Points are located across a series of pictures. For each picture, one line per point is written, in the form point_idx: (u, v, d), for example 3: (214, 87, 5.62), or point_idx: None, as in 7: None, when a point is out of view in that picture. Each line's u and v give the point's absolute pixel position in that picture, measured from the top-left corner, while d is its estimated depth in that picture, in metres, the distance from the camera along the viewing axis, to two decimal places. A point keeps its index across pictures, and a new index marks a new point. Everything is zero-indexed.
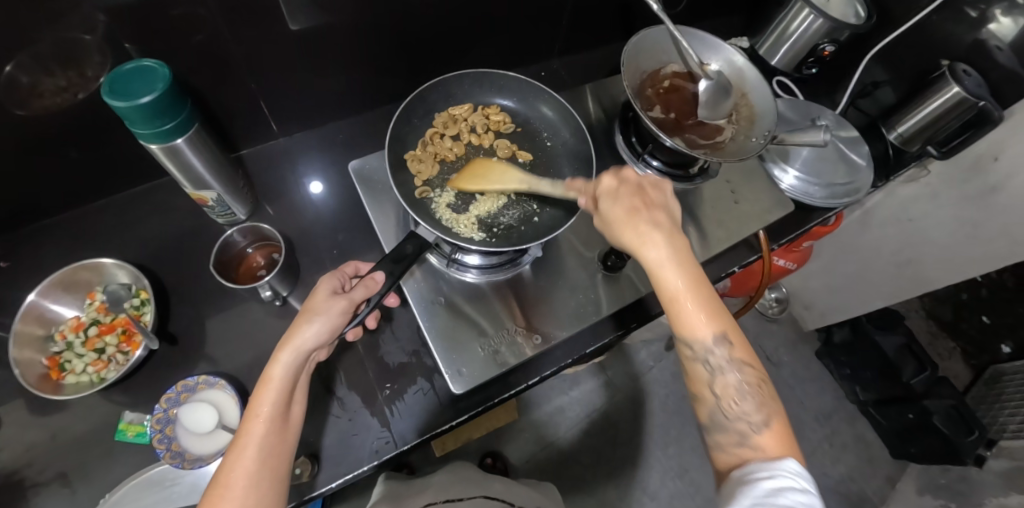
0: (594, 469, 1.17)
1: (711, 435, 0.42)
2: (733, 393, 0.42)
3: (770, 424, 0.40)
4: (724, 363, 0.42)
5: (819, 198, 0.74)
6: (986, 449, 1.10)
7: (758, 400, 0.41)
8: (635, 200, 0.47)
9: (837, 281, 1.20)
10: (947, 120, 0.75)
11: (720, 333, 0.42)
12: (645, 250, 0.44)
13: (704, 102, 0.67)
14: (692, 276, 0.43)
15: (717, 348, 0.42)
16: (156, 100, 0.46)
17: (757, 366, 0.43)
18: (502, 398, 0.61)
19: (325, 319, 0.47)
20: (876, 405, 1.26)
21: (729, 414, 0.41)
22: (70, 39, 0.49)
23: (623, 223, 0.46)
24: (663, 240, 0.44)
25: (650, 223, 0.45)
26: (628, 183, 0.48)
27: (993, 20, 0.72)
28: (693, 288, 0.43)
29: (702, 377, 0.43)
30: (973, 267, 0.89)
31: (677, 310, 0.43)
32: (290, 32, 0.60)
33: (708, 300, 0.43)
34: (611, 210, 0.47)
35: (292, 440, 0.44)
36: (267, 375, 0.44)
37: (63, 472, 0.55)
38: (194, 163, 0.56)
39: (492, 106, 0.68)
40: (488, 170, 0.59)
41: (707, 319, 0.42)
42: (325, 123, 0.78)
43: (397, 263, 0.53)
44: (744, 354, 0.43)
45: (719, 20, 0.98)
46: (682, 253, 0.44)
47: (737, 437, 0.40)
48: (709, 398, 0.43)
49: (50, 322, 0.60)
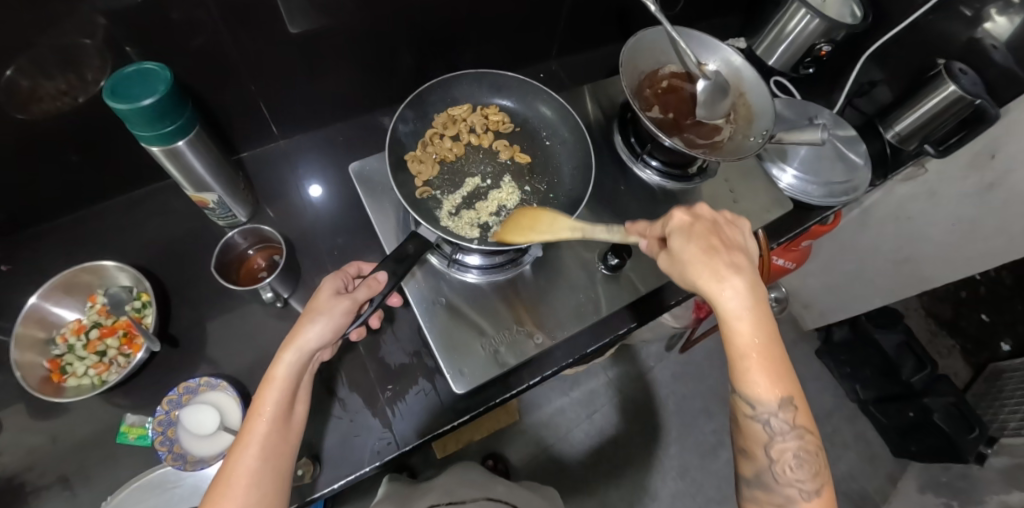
0: (595, 469, 1.17)
1: (750, 489, 0.42)
2: (787, 458, 0.41)
3: (821, 493, 0.40)
4: (784, 427, 0.41)
5: (817, 197, 0.74)
6: (987, 447, 1.10)
7: (812, 469, 0.41)
8: (711, 240, 0.43)
9: (836, 279, 1.20)
10: (943, 118, 0.76)
11: (786, 398, 0.40)
12: (723, 297, 0.41)
13: (702, 101, 0.66)
14: (770, 332, 0.40)
15: (781, 412, 0.40)
16: (157, 102, 0.46)
17: (816, 433, 0.42)
18: (503, 399, 0.61)
19: (328, 319, 0.47)
20: (877, 404, 1.27)
21: (780, 477, 0.41)
22: (72, 43, 0.50)
23: (702, 266, 0.42)
24: (745, 291, 0.41)
25: (731, 269, 0.41)
26: (702, 221, 0.45)
27: (988, 20, 0.71)
28: (768, 348, 0.40)
29: (758, 437, 0.41)
30: (970, 265, 0.90)
31: (746, 366, 0.40)
32: (290, 35, 0.60)
33: (780, 361, 0.41)
34: (685, 251, 0.43)
35: (294, 439, 0.44)
36: (271, 374, 0.44)
37: (64, 475, 0.55)
38: (195, 165, 0.56)
39: (490, 106, 0.68)
40: (534, 220, 0.55)
41: (775, 383, 0.40)
42: (323, 126, 0.78)
43: (399, 262, 0.53)
44: (806, 421, 0.41)
45: (715, 20, 0.98)
46: (762, 306, 0.41)
47: (783, 499, 0.40)
48: (760, 457, 0.42)
49: (51, 324, 0.60)
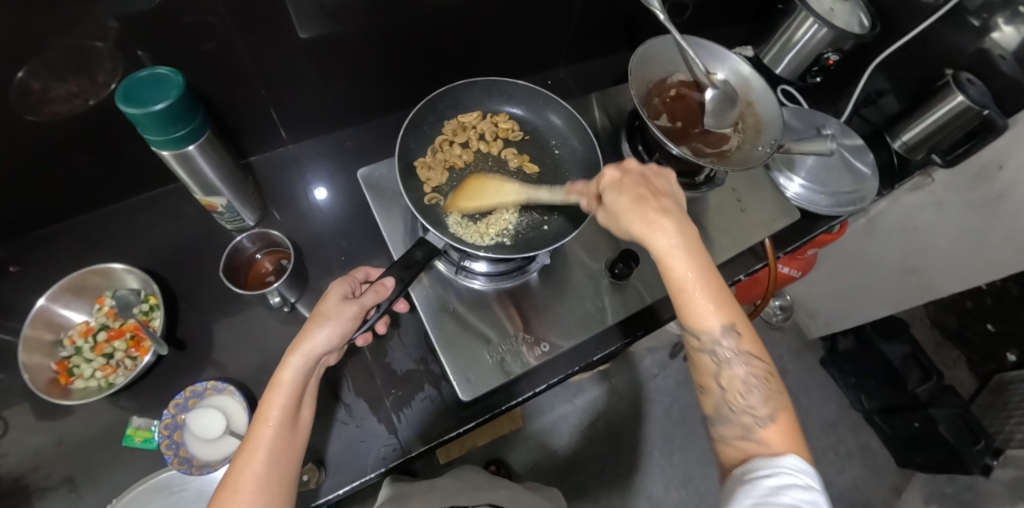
0: (597, 476, 1.17)
1: (715, 426, 0.43)
2: (738, 385, 0.42)
3: (776, 417, 0.40)
4: (730, 356, 0.42)
5: (824, 206, 0.74)
6: (993, 458, 1.10)
7: (765, 394, 0.42)
8: (640, 190, 0.46)
9: (842, 289, 1.19)
10: (951, 128, 0.76)
11: (728, 326, 0.42)
12: (654, 239, 0.43)
13: (710, 110, 0.66)
14: (704, 267, 0.43)
15: (726, 339, 0.42)
16: (169, 107, 0.47)
17: (765, 359, 0.43)
18: (508, 406, 0.61)
19: (335, 325, 0.47)
20: (881, 414, 1.26)
21: (735, 406, 0.42)
22: (83, 46, 0.50)
23: (632, 213, 0.44)
24: (675, 230, 0.43)
25: (659, 214, 0.44)
26: (631, 174, 0.47)
27: (996, 29, 0.71)
28: (700, 283, 0.42)
29: (709, 369, 0.43)
30: (977, 275, 0.89)
31: (685, 299, 0.43)
32: (300, 40, 0.61)
33: (718, 291, 0.43)
34: (618, 202, 0.46)
35: (301, 443, 0.44)
36: (278, 378, 0.45)
37: (70, 477, 0.55)
38: (205, 169, 0.56)
39: (501, 114, 0.68)
40: (482, 187, 0.61)
41: (718, 313, 0.42)
42: (332, 131, 0.78)
43: (407, 269, 0.52)
44: (752, 348, 0.43)
45: (723, 29, 0.98)
46: (695, 245, 0.43)
47: (742, 430, 0.40)
48: (714, 389, 0.43)
49: (59, 326, 0.60)
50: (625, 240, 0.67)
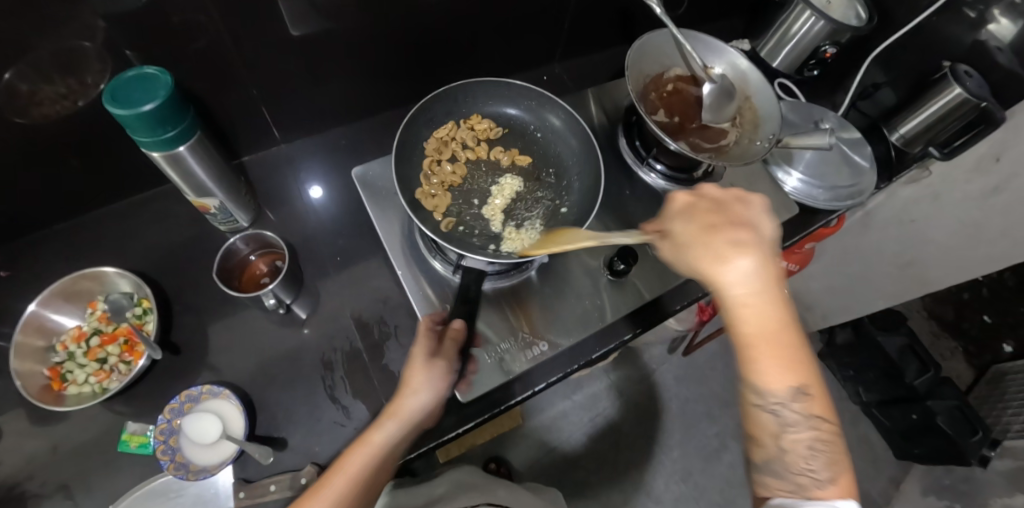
0: (597, 472, 1.17)
1: (760, 475, 0.41)
2: (801, 447, 0.39)
3: (838, 485, 0.38)
4: (796, 416, 0.40)
5: (823, 200, 0.74)
6: (990, 449, 1.11)
7: (826, 458, 0.39)
8: (713, 221, 0.43)
9: (839, 283, 1.19)
10: (949, 120, 0.75)
11: (799, 386, 0.39)
12: (723, 280, 0.40)
13: (709, 104, 0.66)
14: (776, 320, 0.40)
15: (793, 399, 0.39)
16: (158, 108, 0.46)
17: (831, 422, 0.41)
18: (508, 406, 0.60)
19: (430, 389, 0.47)
20: (879, 406, 1.26)
21: (791, 466, 0.39)
22: (70, 46, 0.49)
23: (702, 247, 0.42)
24: (750, 276, 0.40)
25: (734, 253, 0.41)
26: (704, 200, 0.45)
27: (992, 21, 0.71)
28: (774, 334, 0.40)
29: (768, 426, 0.40)
30: (975, 268, 0.89)
31: (750, 351, 0.40)
32: (292, 38, 0.60)
33: (787, 346, 0.40)
34: (686, 233, 0.43)
35: (369, 501, 0.44)
36: (367, 437, 0.45)
37: (65, 484, 0.54)
38: (197, 170, 0.56)
39: (473, 117, 0.67)
40: (556, 235, 0.54)
41: (784, 370, 0.39)
42: (326, 129, 0.77)
43: (466, 306, 0.54)
44: (820, 409, 0.40)
45: (719, 22, 0.97)
46: (771, 292, 0.40)
47: (792, 487, 0.38)
48: (770, 446, 0.40)
49: (51, 331, 0.59)
50: (623, 237, 0.67)
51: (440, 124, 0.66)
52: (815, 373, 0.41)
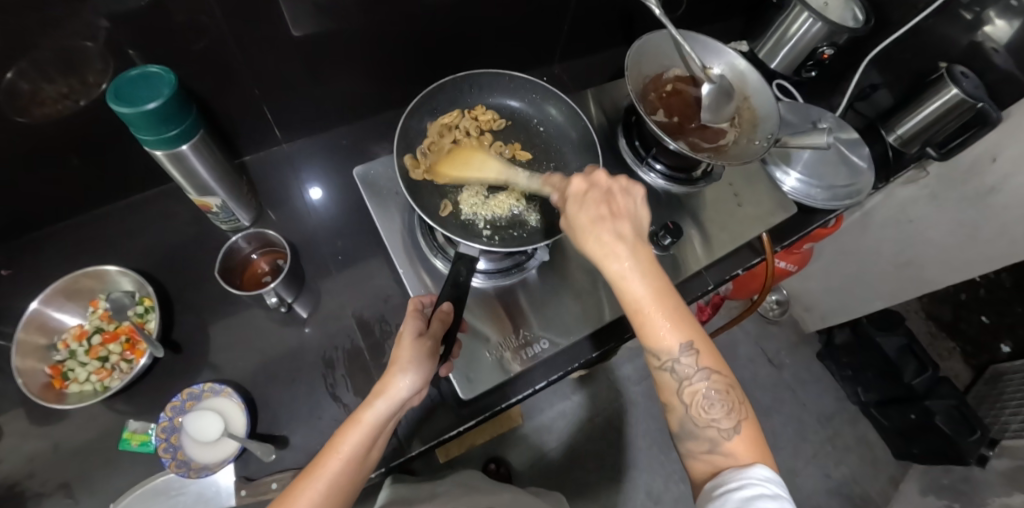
0: (597, 473, 1.17)
1: (682, 442, 0.42)
2: (701, 400, 0.41)
3: (739, 429, 0.40)
4: (690, 371, 0.41)
5: (821, 200, 0.74)
6: (988, 449, 1.11)
7: (728, 407, 0.41)
8: (603, 207, 0.44)
9: (838, 282, 1.20)
10: (945, 121, 0.76)
11: (686, 343, 0.41)
12: (608, 261, 0.42)
13: (708, 105, 0.67)
14: (659, 287, 0.42)
15: (684, 357, 0.41)
16: (161, 106, 0.46)
17: (725, 371, 0.42)
18: (506, 405, 0.60)
19: (418, 368, 0.45)
20: (878, 406, 1.27)
21: (699, 423, 0.41)
22: (71, 46, 0.49)
23: (589, 234, 0.43)
24: (628, 252, 0.42)
25: (614, 236, 0.42)
26: (597, 189, 0.45)
27: (987, 23, 0.72)
28: (659, 299, 0.41)
29: (670, 386, 0.42)
30: (971, 268, 0.90)
31: (641, 320, 0.42)
32: (294, 38, 0.60)
33: (673, 310, 0.42)
34: (579, 217, 0.44)
35: (361, 479, 0.44)
36: (358, 415, 0.43)
37: (65, 482, 0.54)
38: (200, 170, 0.56)
39: (478, 107, 0.67)
40: (467, 159, 0.63)
41: (672, 330, 0.41)
42: (327, 130, 0.78)
43: (456, 288, 0.52)
44: (713, 362, 0.42)
45: (718, 23, 0.98)
46: (652, 265, 0.42)
47: (708, 444, 0.40)
48: (678, 407, 0.42)
49: (53, 330, 0.59)
50: None
51: (445, 111, 0.66)
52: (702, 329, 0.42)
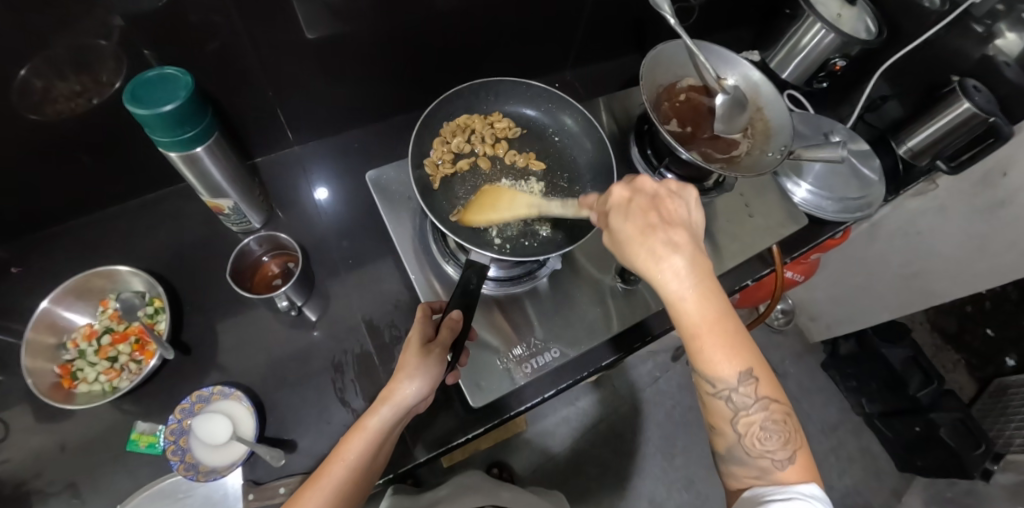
0: (599, 479, 1.17)
1: (727, 465, 0.41)
2: (757, 430, 0.40)
3: (795, 459, 0.39)
4: (747, 400, 0.40)
5: (831, 212, 0.74)
6: (993, 463, 1.11)
7: (782, 435, 0.40)
8: (650, 217, 0.42)
9: (844, 293, 1.20)
10: (956, 134, 0.75)
11: (745, 371, 0.39)
12: (663, 281, 0.40)
13: (720, 115, 0.66)
14: (717, 308, 0.39)
15: (741, 385, 0.39)
16: (177, 109, 0.46)
17: (782, 399, 0.41)
18: (516, 412, 0.60)
19: (424, 376, 0.45)
20: (882, 418, 1.27)
21: (750, 449, 0.40)
22: (86, 44, 0.49)
23: (640, 247, 0.41)
24: (686, 271, 0.40)
25: (669, 250, 0.40)
26: (643, 196, 0.44)
27: (999, 36, 0.73)
28: (718, 324, 0.39)
29: (724, 413, 0.40)
30: (979, 281, 0.89)
31: (697, 344, 0.39)
32: (307, 40, 0.60)
33: (731, 334, 0.40)
34: (624, 229, 0.42)
35: (365, 487, 0.44)
36: (363, 422, 0.43)
37: (72, 482, 0.54)
38: (213, 172, 0.56)
39: (495, 114, 0.67)
40: (494, 199, 0.60)
41: (730, 358, 0.39)
42: (338, 133, 0.78)
43: (465, 296, 0.51)
44: (770, 389, 0.40)
45: (729, 32, 0.98)
46: (708, 284, 0.40)
47: (757, 471, 0.39)
48: (728, 432, 0.41)
49: (62, 329, 0.59)
50: None
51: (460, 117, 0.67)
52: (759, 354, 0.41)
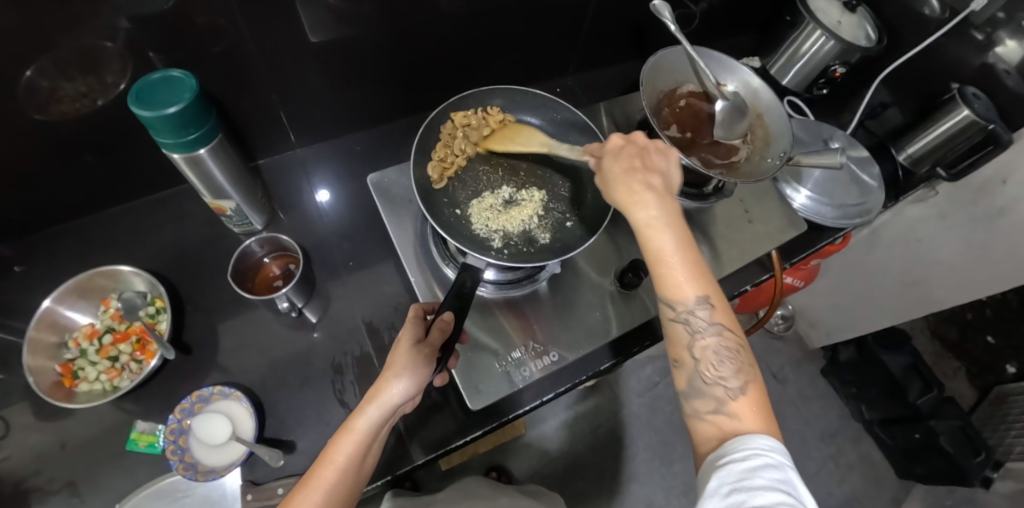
0: (598, 484, 1.17)
1: (687, 401, 0.41)
2: (711, 357, 0.41)
3: (746, 389, 0.40)
4: (704, 325, 0.41)
5: (830, 218, 0.74)
6: (993, 470, 1.11)
7: (736, 366, 0.41)
8: (634, 159, 0.45)
9: (844, 300, 1.20)
10: (956, 142, 0.76)
11: (702, 296, 0.41)
12: (636, 206, 0.43)
13: (720, 121, 0.67)
14: (682, 235, 0.42)
15: (699, 310, 0.41)
16: (182, 110, 0.47)
17: (737, 332, 0.42)
18: (514, 415, 0.60)
19: (413, 375, 0.44)
20: (882, 425, 1.26)
21: (706, 379, 0.40)
22: (92, 45, 0.50)
23: (619, 180, 0.44)
24: (655, 200, 0.43)
25: (645, 185, 0.43)
26: (633, 143, 0.47)
27: (999, 44, 0.73)
28: (681, 249, 0.42)
29: (682, 340, 0.41)
30: (978, 288, 0.89)
31: (662, 267, 0.41)
32: (311, 43, 0.60)
33: (694, 262, 0.42)
34: (611, 169, 0.46)
35: (357, 489, 0.43)
36: (351, 423, 0.43)
37: (71, 480, 0.54)
38: (216, 173, 0.56)
39: (492, 107, 0.66)
40: (515, 132, 0.64)
41: (690, 281, 0.41)
42: (340, 136, 0.78)
43: (459, 299, 0.51)
44: (726, 320, 0.42)
45: (730, 39, 0.99)
46: (676, 217, 0.43)
47: (714, 403, 0.39)
48: (687, 361, 0.41)
49: (64, 328, 0.60)
50: (633, 252, 0.67)
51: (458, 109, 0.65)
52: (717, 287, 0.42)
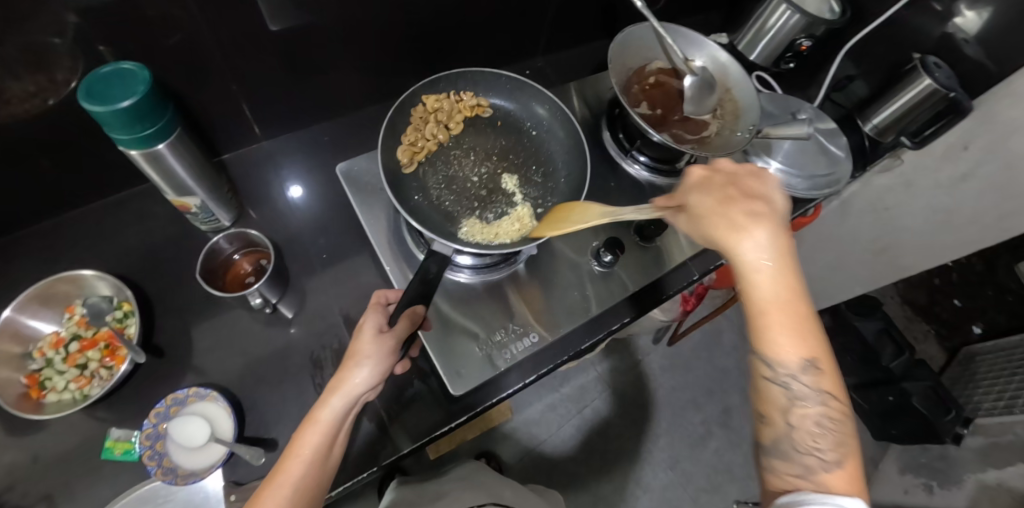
0: (587, 464, 1.18)
1: (766, 457, 0.38)
2: (810, 425, 0.37)
3: (844, 464, 0.35)
4: (807, 392, 0.37)
5: (801, 189, 0.75)
6: (964, 427, 1.12)
7: (836, 438, 0.37)
8: (729, 192, 0.41)
9: (817, 270, 1.23)
10: (919, 111, 0.78)
11: (809, 360, 0.37)
12: (738, 247, 0.39)
13: (690, 96, 0.67)
14: (791, 289, 0.38)
15: (803, 373, 0.37)
16: (136, 104, 0.45)
17: (842, 399, 0.38)
18: (497, 399, 0.59)
19: (376, 363, 0.44)
20: (857, 389, 1.32)
21: (798, 444, 0.37)
22: (38, 42, 0.47)
23: (718, 216, 0.40)
24: (766, 244, 0.38)
25: (748, 219, 0.39)
26: (720, 175, 0.43)
27: (959, 15, 0.74)
28: (787, 304, 0.38)
29: (777, 401, 0.38)
30: (944, 253, 0.92)
31: (764, 321, 0.38)
32: (272, 32, 0.59)
33: (801, 319, 0.38)
34: (702, 204, 0.41)
35: (326, 480, 0.43)
36: (315, 415, 0.42)
37: (46, 494, 0.52)
38: (178, 169, 0.55)
39: (466, 92, 0.67)
40: (567, 212, 0.52)
41: (796, 341, 0.37)
42: (307, 126, 0.76)
43: (424, 285, 0.51)
44: (831, 385, 0.38)
45: (697, 16, 0.99)
46: (787, 266, 0.38)
47: (800, 469, 0.35)
48: (779, 422, 0.38)
49: (27, 339, 0.58)
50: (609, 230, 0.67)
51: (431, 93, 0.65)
52: (826, 348, 0.39)
